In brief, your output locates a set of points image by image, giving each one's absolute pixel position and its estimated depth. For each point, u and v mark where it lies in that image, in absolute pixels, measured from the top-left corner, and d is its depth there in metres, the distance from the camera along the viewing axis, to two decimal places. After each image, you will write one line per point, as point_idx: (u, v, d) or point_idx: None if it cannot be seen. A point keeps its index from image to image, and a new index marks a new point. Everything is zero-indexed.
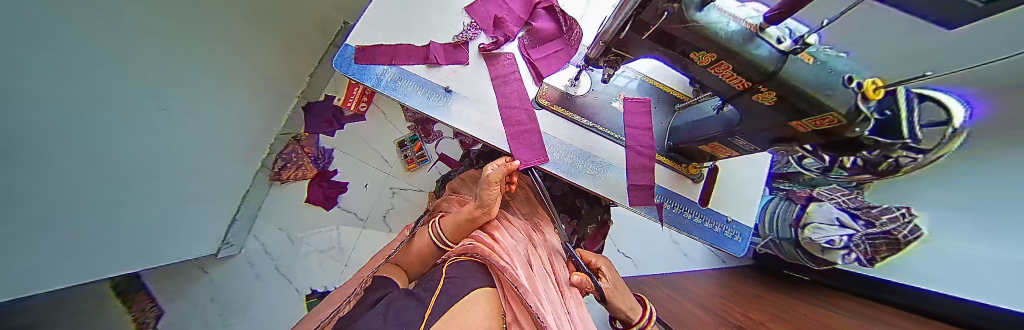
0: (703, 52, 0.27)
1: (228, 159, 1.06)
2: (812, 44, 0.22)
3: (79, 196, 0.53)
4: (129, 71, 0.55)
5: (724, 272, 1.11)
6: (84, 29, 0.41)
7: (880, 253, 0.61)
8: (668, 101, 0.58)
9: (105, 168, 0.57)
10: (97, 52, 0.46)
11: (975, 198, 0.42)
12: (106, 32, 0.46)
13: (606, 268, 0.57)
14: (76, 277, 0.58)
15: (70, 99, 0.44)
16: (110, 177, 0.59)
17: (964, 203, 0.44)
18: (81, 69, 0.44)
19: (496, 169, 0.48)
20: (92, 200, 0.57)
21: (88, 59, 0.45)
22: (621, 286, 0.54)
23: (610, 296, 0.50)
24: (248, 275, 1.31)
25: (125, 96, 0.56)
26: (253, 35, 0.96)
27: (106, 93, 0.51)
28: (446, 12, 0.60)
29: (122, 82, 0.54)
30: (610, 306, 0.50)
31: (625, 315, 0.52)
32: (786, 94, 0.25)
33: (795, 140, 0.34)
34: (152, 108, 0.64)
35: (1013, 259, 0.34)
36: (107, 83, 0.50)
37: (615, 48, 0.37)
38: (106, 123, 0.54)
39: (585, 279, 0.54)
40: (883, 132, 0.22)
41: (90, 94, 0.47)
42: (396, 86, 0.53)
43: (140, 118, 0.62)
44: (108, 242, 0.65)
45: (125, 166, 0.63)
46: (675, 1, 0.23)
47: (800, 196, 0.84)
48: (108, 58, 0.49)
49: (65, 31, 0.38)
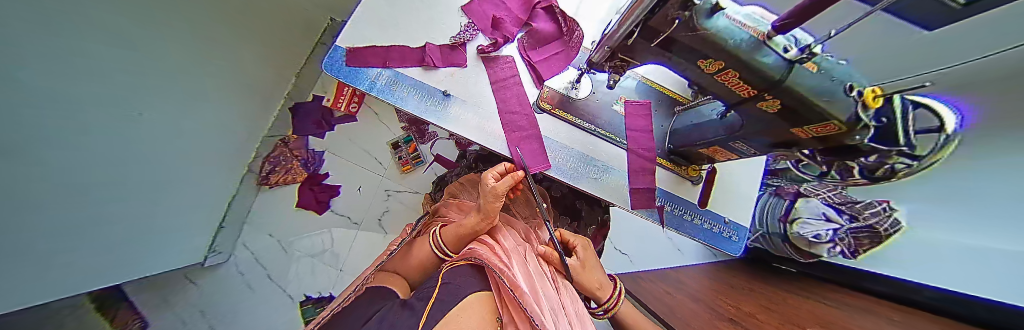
0: (711, 60, 0.27)
1: (209, 164, 1.00)
2: (819, 52, 0.21)
3: (49, 210, 0.48)
4: (105, 83, 0.52)
5: (717, 265, 1.15)
6: (59, 45, 0.40)
7: (862, 247, 0.63)
8: (668, 104, 0.58)
9: (83, 183, 0.55)
10: (71, 65, 0.43)
11: (947, 193, 0.45)
12: (80, 45, 0.44)
13: (581, 247, 0.53)
14: (55, 293, 0.54)
15: (47, 116, 0.42)
16: (82, 190, 0.55)
17: (932, 199, 0.48)
18: (57, 84, 0.41)
19: (506, 179, 0.46)
20: (67, 211, 0.53)
21: (65, 76, 0.43)
22: (594, 264, 0.53)
23: (575, 272, 0.50)
24: (239, 284, 1.27)
25: (97, 108, 0.52)
26: (236, 31, 0.90)
27: (79, 105, 0.48)
28: (441, 12, 0.57)
29: (97, 96, 0.51)
30: (574, 280, 0.51)
31: (592, 291, 0.51)
32: (791, 103, 0.25)
33: (794, 146, 0.35)
34: (126, 113, 0.60)
35: (982, 249, 0.37)
36: (76, 90, 0.46)
37: (620, 53, 0.37)
38: (77, 132, 0.50)
39: (552, 251, 0.53)
40: (881, 137, 0.23)
41: (57, 100, 0.43)
42: (391, 90, 0.51)
43: (111, 126, 0.57)
44: (89, 254, 0.62)
45: (99, 174, 0.59)
46: (686, 9, 0.23)
47: (788, 192, 0.84)
48: (80, 61, 0.45)
49: (40, 48, 0.36)
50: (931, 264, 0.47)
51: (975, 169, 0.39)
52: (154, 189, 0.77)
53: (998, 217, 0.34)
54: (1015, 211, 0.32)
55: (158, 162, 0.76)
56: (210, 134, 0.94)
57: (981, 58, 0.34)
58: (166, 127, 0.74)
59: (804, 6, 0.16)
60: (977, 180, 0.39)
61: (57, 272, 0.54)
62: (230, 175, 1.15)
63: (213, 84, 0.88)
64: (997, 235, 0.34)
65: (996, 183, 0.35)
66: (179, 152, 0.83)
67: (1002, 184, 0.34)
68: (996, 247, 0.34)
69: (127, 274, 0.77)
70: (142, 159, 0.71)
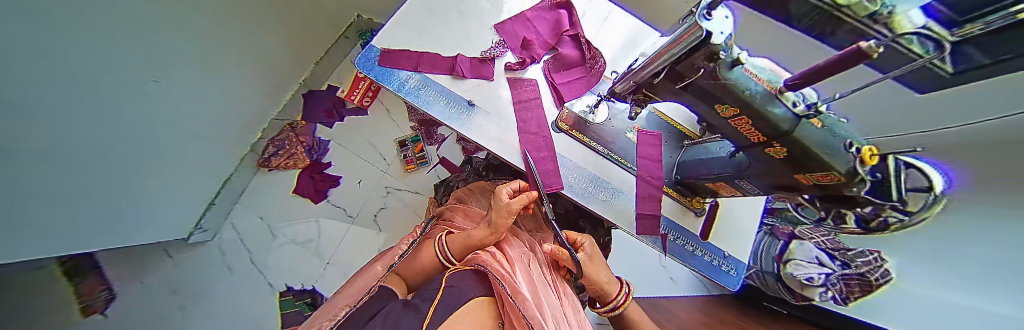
0: (727, 106, 0.29)
1: (202, 139, 0.98)
2: (824, 111, 0.23)
3: (10, 169, 0.46)
4: (90, 46, 0.50)
5: (707, 298, 1.14)
6: (43, 8, 0.39)
7: (853, 294, 0.64)
8: (677, 137, 0.61)
9: (55, 144, 0.53)
10: (51, 24, 0.42)
11: (916, 255, 0.49)
12: (81, 15, 0.46)
13: (588, 244, 0.54)
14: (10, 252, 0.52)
15: (38, 83, 0.45)
16: (55, 151, 0.53)
17: (901, 252, 0.52)
18: (28, 41, 0.39)
19: (520, 197, 0.49)
20: (34, 172, 0.51)
21: (55, 42, 0.44)
22: (599, 263, 0.54)
23: (586, 266, 0.51)
24: (220, 264, 1.24)
25: (81, 71, 0.51)
26: (248, 11, 0.90)
27: (60, 66, 0.46)
28: (472, 26, 0.61)
29: (90, 61, 0.52)
30: (585, 276, 0.51)
31: (605, 288, 0.53)
32: (797, 153, 0.27)
33: (795, 190, 0.37)
34: (117, 76, 0.59)
35: (956, 307, 0.39)
36: (54, 51, 0.44)
37: (644, 89, 0.39)
38: (54, 92, 0.48)
39: (558, 249, 0.51)
40: (876, 193, 0.25)
41: (30, 59, 0.41)
42: (419, 93, 0.53)
43: (93, 88, 0.55)
44: (54, 217, 0.60)
45: (74, 136, 0.56)
46: (712, 61, 0.26)
47: (783, 232, 0.86)
48: (58, 20, 0.43)
49: (27, 9, 0.37)
50: (909, 315, 0.49)
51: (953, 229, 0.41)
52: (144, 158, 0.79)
53: (971, 279, 0.37)
54: (990, 274, 0.34)
55: (160, 131, 0.80)
56: (206, 109, 0.93)
57: (971, 123, 0.35)
58: (160, 97, 0.73)
59: (816, 68, 0.19)
60: (950, 242, 0.42)
61: (15, 231, 0.52)
62: (226, 153, 1.14)
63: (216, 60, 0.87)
64: (979, 296, 0.35)
65: (970, 247, 0.38)
66: (178, 125, 0.85)
67: (977, 249, 0.37)
68: (972, 308, 0.36)
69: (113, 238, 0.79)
70: (144, 132, 0.76)
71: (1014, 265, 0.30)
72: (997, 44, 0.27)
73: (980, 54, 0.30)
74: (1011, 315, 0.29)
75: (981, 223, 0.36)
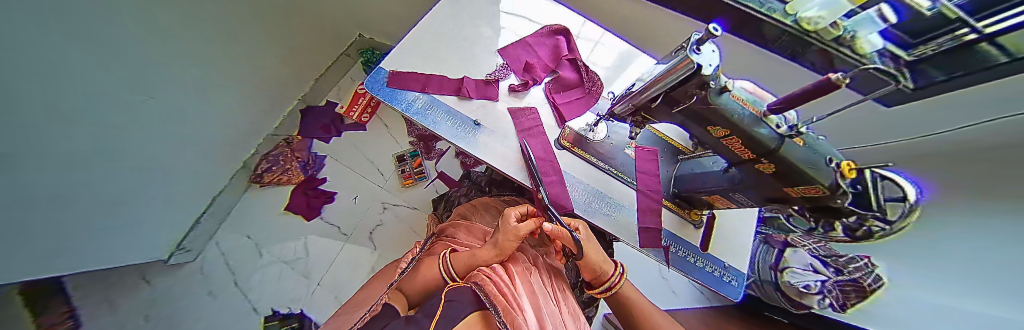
0: (718, 128, 0.32)
1: (196, 156, 0.97)
2: (804, 132, 0.26)
3: (23, 194, 0.46)
4: (103, 75, 0.52)
5: (710, 310, 1.14)
6: (68, 41, 0.42)
7: (849, 300, 0.65)
8: (671, 152, 0.64)
9: (65, 168, 0.53)
10: (73, 55, 0.44)
11: (910, 269, 0.51)
12: (99, 40, 0.48)
13: (583, 227, 0.50)
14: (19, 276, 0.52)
15: (59, 111, 0.46)
16: (62, 175, 0.53)
17: (901, 261, 0.53)
18: (52, 72, 0.41)
19: (527, 223, 0.49)
20: (41, 195, 0.50)
21: (73, 71, 0.45)
22: (592, 243, 0.49)
23: (586, 248, 0.47)
24: (202, 287, 1.17)
25: (95, 97, 0.53)
26: (252, 33, 0.93)
27: (77, 93, 0.48)
28: (478, 51, 0.64)
29: (105, 86, 0.54)
30: (584, 257, 0.48)
31: (600, 267, 0.50)
32: (784, 169, 0.29)
33: (784, 202, 0.39)
34: (123, 99, 0.59)
35: (946, 311, 0.40)
36: (73, 80, 0.46)
37: (642, 112, 0.42)
38: (71, 118, 0.49)
39: (558, 228, 0.47)
40: (858, 203, 0.27)
41: (51, 88, 0.43)
42: (427, 114, 0.54)
43: (107, 112, 0.57)
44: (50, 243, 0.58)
45: (83, 159, 0.57)
46: (703, 89, 0.28)
47: (777, 240, 0.88)
48: (80, 50, 0.45)
49: (49, 42, 0.39)
50: (901, 319, 0.50)
51: (946, 234, 0.43)
52: (144, 176, 0.78)
53: (960, 282, 0.38)
54: (979, 269, 0.35)
55: (161, 150, 0.79)
56: (204, 127, 0.93)
57: (948, 130, 0.40)
58: (161, 116, 0.73)
59: (793, 96, 0.21)
60: (943, 246, 0.43)
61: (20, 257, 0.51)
62: (217, 170, 1.12)
63: (218, 80, 0.89)
64: (966, 298, 0.37)
65: (963, 253, 0.39)
66: (176, 144, 0.84)
67: (966, 254, 0.38)
68: (962, 309, 0.37)
69: (103, 262, 0.76)
70: (149, 152, 0.76)
71: (1000, 268, 0.31)
72: (954, 65, 0.39)
73: (937, 72, 0.41)
74: (993, 315, 0.31)
75: (967, 231, 0.38)
